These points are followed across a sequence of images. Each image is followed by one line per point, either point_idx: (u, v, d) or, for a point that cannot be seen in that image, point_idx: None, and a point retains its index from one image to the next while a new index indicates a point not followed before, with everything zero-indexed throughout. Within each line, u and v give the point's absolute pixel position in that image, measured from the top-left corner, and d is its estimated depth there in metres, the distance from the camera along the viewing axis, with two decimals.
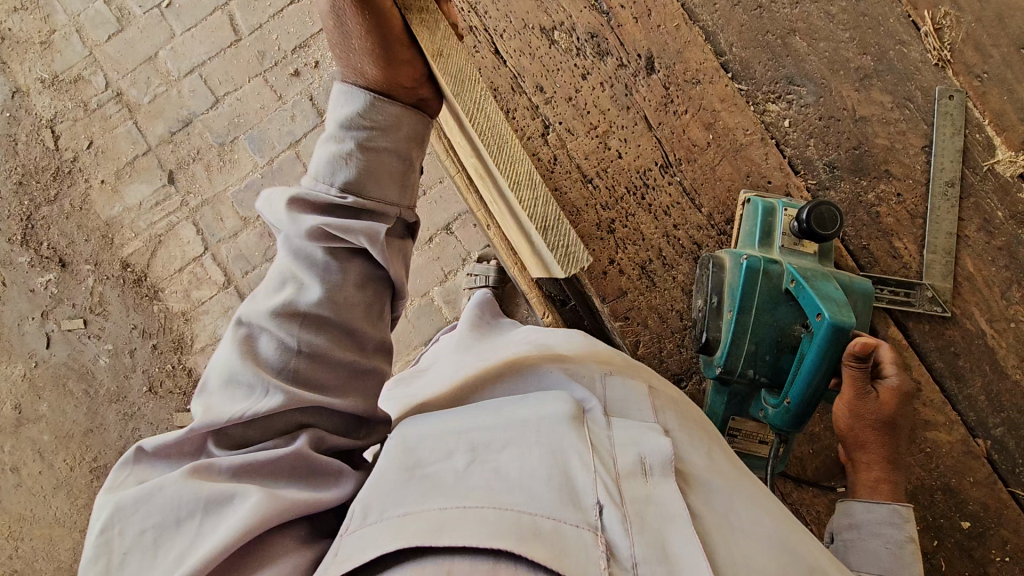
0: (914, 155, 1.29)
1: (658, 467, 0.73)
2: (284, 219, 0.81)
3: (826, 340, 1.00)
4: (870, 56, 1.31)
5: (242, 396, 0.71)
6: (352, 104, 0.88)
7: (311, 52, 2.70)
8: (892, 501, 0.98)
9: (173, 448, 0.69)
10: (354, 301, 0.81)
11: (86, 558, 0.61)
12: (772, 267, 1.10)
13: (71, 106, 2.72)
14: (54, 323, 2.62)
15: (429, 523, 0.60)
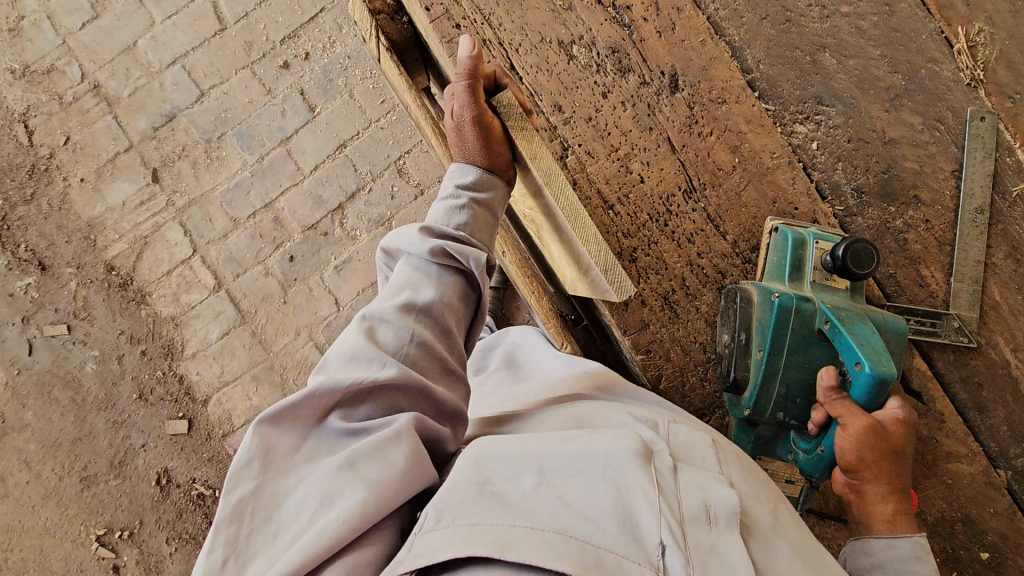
0: (943, 179, 1.25)
1: (721, 516, 0.77)
2: (415, 236, 1.02)
3: (864, 387, 1.01)
4: (901, 75, 1.25)
5: (363, 368, 0.83)
6: (465, 172, 1.11)
7: (301, 42, 2.57)
8: (911, 534, 0.96)
9: (294, 418, 0.79)
10: (451, 305, 0.99)
11: (219, 522, 0.70)
12: (804, 307, 1.08)
13: (44, 99, 2.57)
14: (36, 329, 2.52)
15: (500, 536, 0.69)
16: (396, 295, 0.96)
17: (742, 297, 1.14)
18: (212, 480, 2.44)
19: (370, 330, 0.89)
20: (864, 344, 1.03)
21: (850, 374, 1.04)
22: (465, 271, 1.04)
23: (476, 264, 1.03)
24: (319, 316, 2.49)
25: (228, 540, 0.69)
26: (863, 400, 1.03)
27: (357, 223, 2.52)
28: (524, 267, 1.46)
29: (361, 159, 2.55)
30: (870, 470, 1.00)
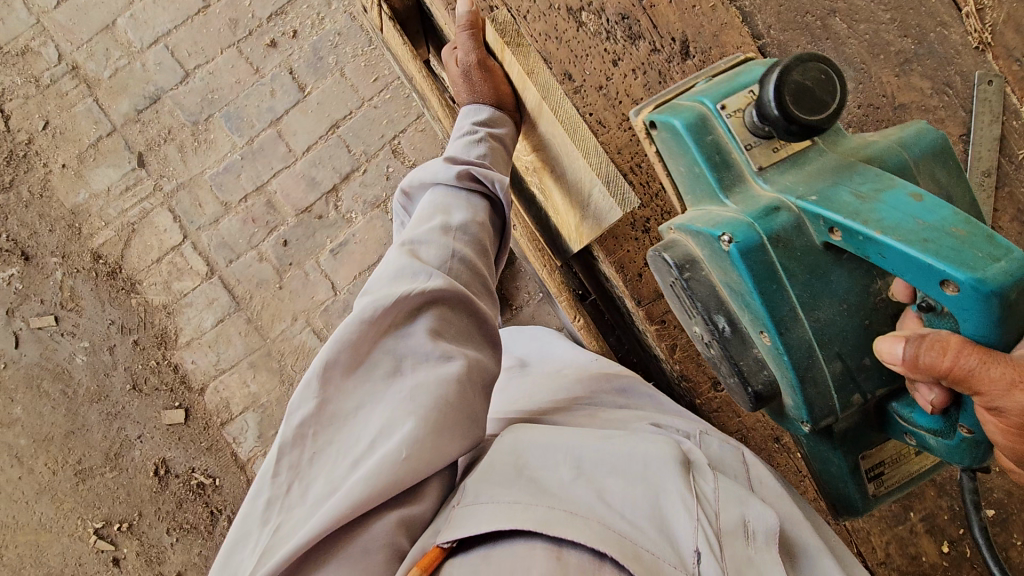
0: (952, 143, 1.26)
1: (755, 531, 0.87)
2: (440, 165, 1.13)
3: (986, 311, 0.73)
4: (911, 39, 1.26)
5: (409, 279, 0.98)
6: (479, 110, 1.21)
7: (288, 19, 2.51)
8: None
9: (348, 342, 0.92)
10: (483, 228, 1.12)
11: (290, 440, 0.87)
12: (779, 225, 0.88)
13: (20, 82, 2.49)
14: (22, 321, 2.44)
15: (541, 517, 0.81)
16: (428, 221, 1.08)
17: (690, 274, 0.98)
18: (213, 469, 2.41)
19: (412, 251, 1.02)
20: (923, 241, 0.77)
21: (951, 304, 0.77)
22: (490, 196, 1.16)
23: (499, 187, 1.14)
24: (316, 301, 2.45)
25: (295, 457, 0.87)
26: (994, 336, 0.75)
27: (352, 205, 2.48)
28: (536, 242, 1.42)
29: (354, 139, 2.49)
30: None
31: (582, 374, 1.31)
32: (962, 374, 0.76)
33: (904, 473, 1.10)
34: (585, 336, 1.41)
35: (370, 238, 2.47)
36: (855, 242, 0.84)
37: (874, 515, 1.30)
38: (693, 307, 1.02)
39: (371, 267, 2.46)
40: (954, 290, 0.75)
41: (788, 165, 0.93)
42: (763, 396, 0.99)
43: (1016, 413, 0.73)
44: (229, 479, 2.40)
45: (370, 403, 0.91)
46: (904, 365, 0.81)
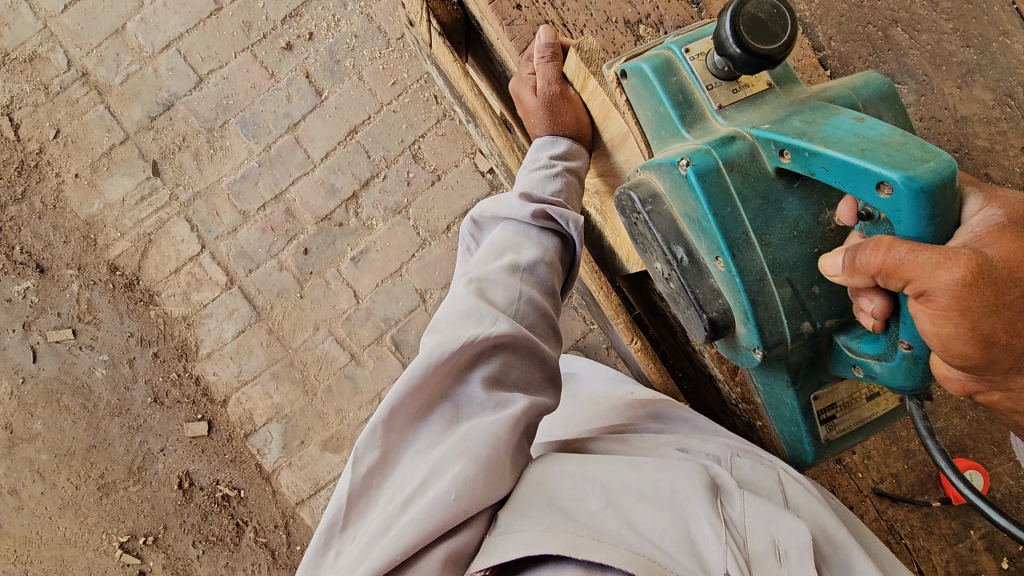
0: (1014, 156, 1.26)
1: (790, 550, 0.88)
2: (515, 201, 1.08)
3: (916, 207, 0.76)
4: (973, 49, 1.28)
5: (474, 322, 0.96)
6: (555, 143, 1.13)
7: (303, 21, 2.47)
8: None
9: (412, 385, 0.91)
10: (549, 271, 1.06)
11: (353, 482, 0.89)
12: (734, 152, 0.91)
13: (28, 89, 2.44)
14: (38, 334, 2.40)
15: (570, 542, 0.80)
16: (498, 259, 1.05)
17: (652, 206, 0.99)
18: (238, 481, 2.38)
19: (479, 290, 1.00)
20: (862, 150, 0.80)
21: (886, 207, 0.78)
22: (563, 235, 1.11)
23: (574, 228, 1.09)
24: (339, 309, 2.41)
25: (355, 499, 0.89)
26: (926, 233, 0.77)
27: (373, 211, 2.43)
28: (590, 262, 1.40)
29: (373, 145, 2.45)
30: (989, 325, 0.72)
31: (628, 404, 1.33)
32: (891, 265, 0.75)
33: (854, 419, 1.11)
34: (642, 359, 1.40)
35: (392, 246, 2.42)
36: (803, 161, 0.85)
37: (933, 534, 1.41)
38: (653, 242, 1.02)
39: (394, 274, 2.42)
40: (888, 193, 0.77)
41: (747, 103, 0.95)
42: (719, 326, 0.97)
43: (941, 290, 0.72)
44: (254, 491, 2.37)
45: (429, 446, 0.91)
46: (844, 273, 0.82)
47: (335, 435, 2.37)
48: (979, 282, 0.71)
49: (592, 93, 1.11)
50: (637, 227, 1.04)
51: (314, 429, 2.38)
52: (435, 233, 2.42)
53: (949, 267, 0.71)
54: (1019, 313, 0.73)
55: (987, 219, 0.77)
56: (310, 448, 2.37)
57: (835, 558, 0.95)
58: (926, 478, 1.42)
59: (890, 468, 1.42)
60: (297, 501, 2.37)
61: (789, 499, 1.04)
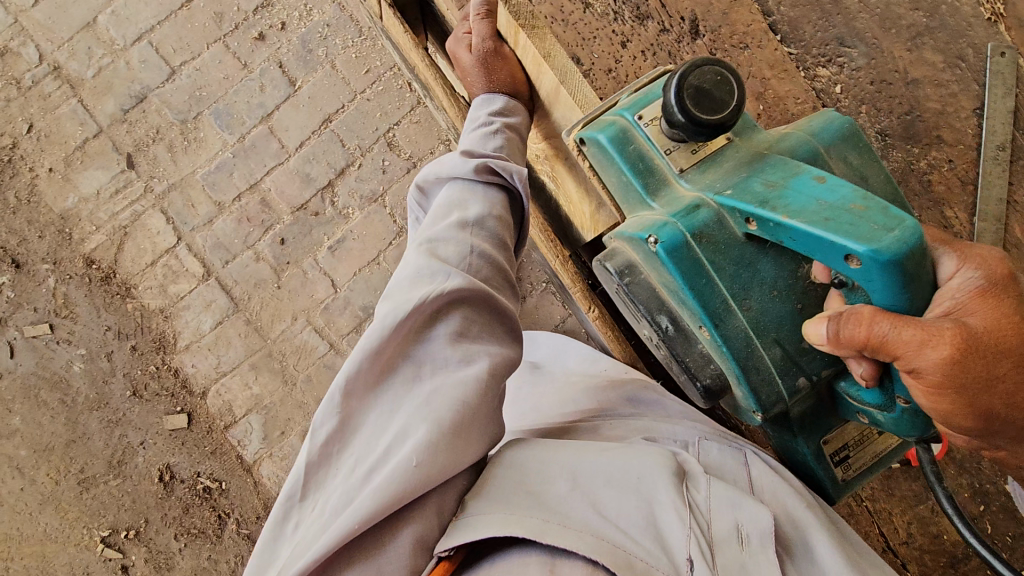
0: (966, 118, 1.27)
1: (751, 535, 0.92)
2: (457, 159, 1.09)
3: (889, 281, 0.80)
4: (923, 11, 1.30)
5: (429, 281, 0.96)
6: (492, 101, 1.17)
7: (275, 12, 2.47)
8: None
9: (369, 350, 0.91)
10: (501, 227, 1.07)
11: (314, 452, 0.89)
12: (701, 222, 0.95)
13: (0, 84, 2.43)
14: (15, 330, 2.39)
15: (536, 524, 0.81)
16: (446, 217, 1.05)
17: (631, 279, 1.04)
18: (218, 473, 2.37)
19: (430, 250, 1.00)
20: (825, 220, 0.83)
21: (859, 277, 0.82)
22: (509, 189, 1.12)
23: (518, 180, 1.10)
24: (316, 299, 2.41)
25: (316, 469, 0.89)
26: (902, 302, 0.82)
27: (348, 201, 2.43)
28: (545, 231, 1.40)
29: (348, 134, 2.45)
30: (970, 392, 0.81)
31: (598, 388, 1.34)
32: (877, 340, 0.82)
33: (869, 454, 1.15)
34: (600, 329, 1.39)
35: (369, 234, 2.43)
36: (772, 231, 0.90)
37: (895, 495, 1.39)
38: (637, 310, 1.07)
39: (371, 262, 2.42)
40: (857, 264, 0.80)
41: (705, 164, 1.00)
42: (712, 389, 1.03)
43: (931, 369, 0.79)
44: (236, 482, 2.37)
45: (391, 412, 0.91)
46: (829, 344, 0.87)
47: None
48: (964, 358, 0.79)
49: (524, 49, 1.16)
50: (621, 294, 1.10)
51: (294, 420, 2.38)
52: (411, 221, 2.43)
53: (935, 346, 0.78)
54: (1006, 383, 0.82)
55: (965, 283, 0.84)
56: (290, 438, 2.37)
57: (798, 540, 0.99)
58: None
59: None
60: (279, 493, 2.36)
61: (755, 482, 1.08)
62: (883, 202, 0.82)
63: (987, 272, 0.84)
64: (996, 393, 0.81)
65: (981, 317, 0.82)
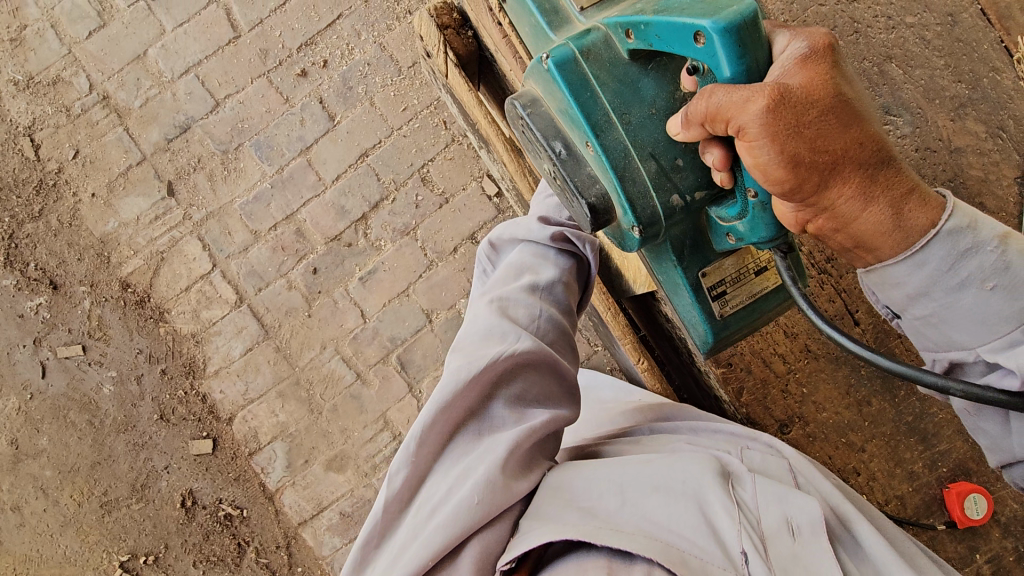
0: (1007, 186, 1.35)
1: (803, 528, 0.84)
2: (534, 225, 1.16)
3: (727, 49, 0.84)
4: (965, 83, 1.39)
5: (499, 340, 0.99)
6: None
7: (318, 50, 2.55)
8: (834, 170, 0.81)
9: (442, 405, 0.93)
10: (564, 291, 1.13)
11: (388, 501, 0.91)
12: (589, 42, 1.02)
13: (51, 111, 2.52)
14: (48, 350, 2.43)
15: (590, 530, 0.78)
16: (518, 279, 1.11)
17: (531, 108, 1.10)
18: (240, 500, 2.37)
19: (502, 309, 1.05)
20: (684, 11, 0.89)
21: (704, 54, 0.87)
22: (578, 256, 1.19)
23: (589, 249, 1.17)
24: (345, 329, 2.44)
25: (390, 517, 0.92)
26: (742, 75, 0.85)
27: (381, 233, 2.48)
28: (601, 288, 1.47)
29: (383, 168, 2.51)
30: (778, 133, 0.80)
31: (633, 408, 1.32)
32: (712, 109, 0.85)
33: (746, 294, 1.15)
34: (650, 380, 1.44)
35: (399, 266, 2.47)
36: (642, 36, 0.95)
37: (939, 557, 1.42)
38: (538, 144, 1.12)
39: (401, 294, 2.45)
40: (704, 41, 0.86)
41: (606, 3, 1.08)
42: (599, 209, 1.05)
43: (751, 121, 0.80)
44: (257, 510, 2.37)
45: (458, 461, 0.92)
46: (683, 129, 0.92)
47: (339, 455, 2.37)
48: (779, 108, 0.80)
49: None
50: (527, 138, 1.15)
51: (318, 448, 2.38)
52: (442, 255, 2.46)
53: (755, 99, 0.80)
54: (819, 132, 0.80)
55: (792, 52, 0.85)
56: (314, 467, 2.37)
57: (845, 535, 0.93)
58: (931, 501, 1.44)
59: (895, 490, 1.43)
60: (299, 522, 2.36)
61: (802, 482, 1.02)
62: None
63: (815, 42, 0.85)
64: (800, 135, 0.80)
65: (800, 75, 0.82)
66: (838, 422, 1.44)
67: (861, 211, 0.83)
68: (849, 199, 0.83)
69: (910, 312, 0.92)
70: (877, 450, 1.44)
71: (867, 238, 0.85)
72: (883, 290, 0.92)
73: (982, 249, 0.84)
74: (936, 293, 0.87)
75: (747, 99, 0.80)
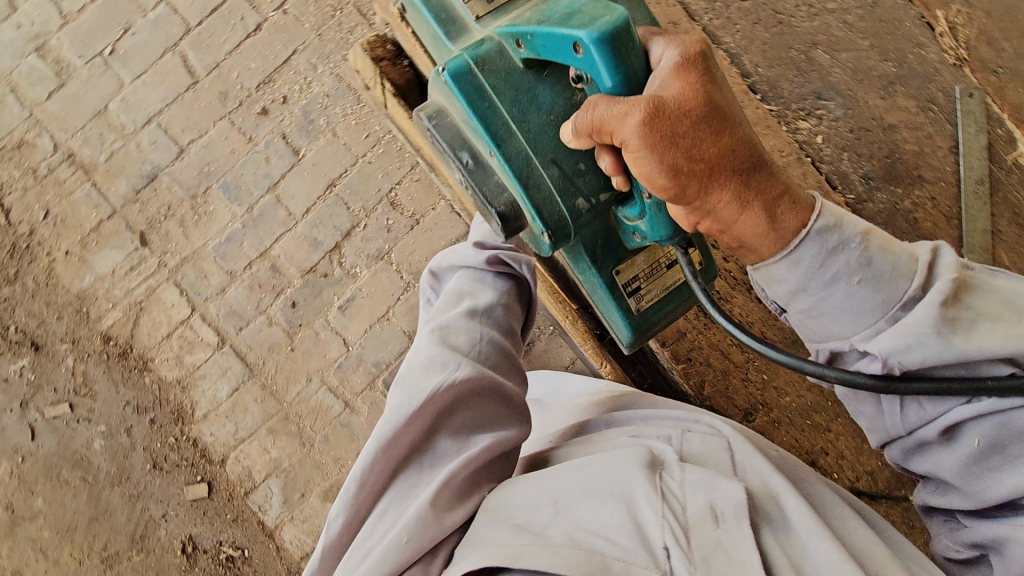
0: (942, 155, 1.42)
1: (729, 509, 0.83)
2: (470, 250, 1.24)
3: (602, 58, 0.95)
4: (892, 61, 1.46)
5: (441, 371, 1.02)
6: None
7: (277, 87, 2.58)
8: (706, 177, 0.91)
9: (383, 440, 0.96)
10: (503, 314, 1.17)
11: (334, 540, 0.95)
12: (484, 52, 1.10)
13: (18, 174, 2.55)
14: (36, 412, 2.43)
15: (514, 551, 0.79)
16: (457, 306, 1.16)
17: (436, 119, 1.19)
18: (240, 541, 2.37)
19: (442, 338, 1.09)
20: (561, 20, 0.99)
21: (583, 63, 0.98)
22: (516, 276, 1.26)
23: (527, 268, 1.24)
24: (329, 359, 2.45)
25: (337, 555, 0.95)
26: (618, 84, 0.97)
27: (355, 260, 2.50)
28: (556, 292, 1.48)
29: (351, 197, 2.53)
30: (655, 144, 0.90)
31: (588, 404, 1.32)
32: (597, 122, 0.96)
33: (659, 288, 1.27)
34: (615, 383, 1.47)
35: (376, 291, 2.48)
36: (530, 45, 1.05)
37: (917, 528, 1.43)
38: (446, 153, 1.20)
39: (381, 319, 2.47)
40: (581, 52, 0.97)
41: (498, 10, 1.15)
42: (507, 215, 1.15)
43: (631, 133, 0.91)
44: (258, 549, 2.36)
45: (400, 495, 0.94)
46: (576, 138, 1.02)
47: (335, 485, 2.37)
48: (655, 120, 0.90)
49: None
50: (438, 148, 1.24)
51: (313, 481, 2.38)
52: (417, 276, 2.48)
53: (633, 113, 0.90)
54: (692, 143, 0.90)
55: (667, 62, 0.95)
56: (310, 500, 2.37)
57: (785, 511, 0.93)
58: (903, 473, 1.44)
59: (864, 466, 1.44)
60: (302, 556, 2.35)
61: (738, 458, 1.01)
62: (606, 2, 0.97)
63: (686, 51, 0.95)
64: (674, 145, 0.90)
65: (677, 86, 0.92)
66: (801, 405, 1.46)
67: (737, 212, 0.92)
68: (727, 204, 0.92)
69: (793, 307, 0.97)
70: (843, 428, 1.45)
71: (748, 238, 0.94)
72: (769, 286, 0.97)
73: (849, 245, 0.90)
74: (811, 288, 0.92)
75: (626, 113, 0.91)
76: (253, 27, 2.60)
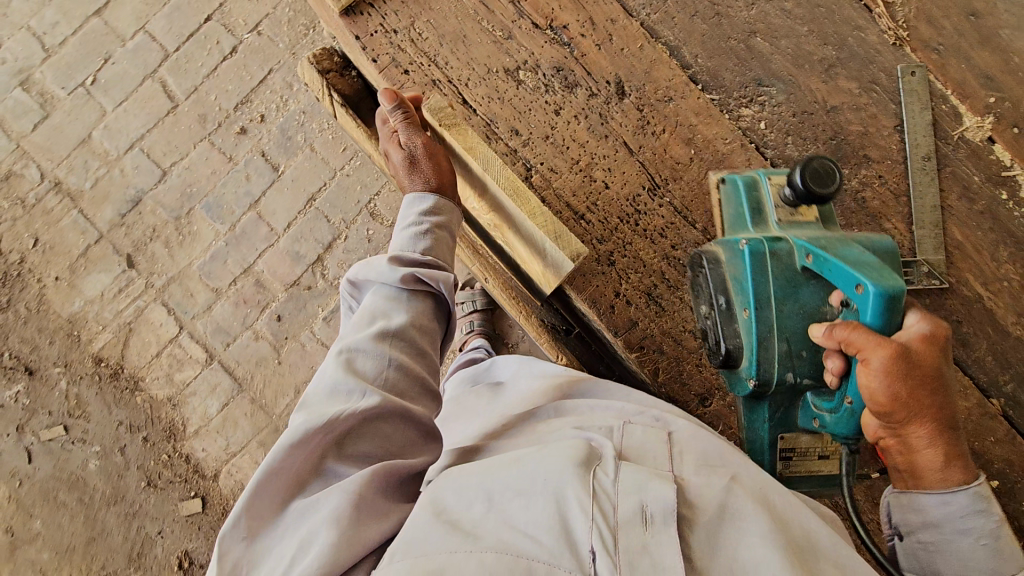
0: (888, 136, 1.36)
1: (659, 514, 0.83)
2: (384, 267, 1.18)
3: (879, 308, 0.87)
4: (832, 45, 1.40)
5: (344, 398, 0.98)
6: (424, 203, 1.32)
7: (254, 106, 2.64)
8: (917, 419, 0.87)
9: (276, 468, 0.90)
10: (417, 335, 1.14)
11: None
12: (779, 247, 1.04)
13: (8, 205, 2.61)
14: (32, 435, 2.48)
15: (436, 564, 0.76)
16: (367, 327, 1.11)
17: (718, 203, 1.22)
18: None
19: (348, 362, 1.04)
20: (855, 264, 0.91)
21: (857, 301, 0.90)
22: (433, 293, 1.23)
23: (443, 286, 1.23)
24: (316, 370, 2.47)
25: None
26: (883, 327, 0.88)
27: (338, 272, 2.53)
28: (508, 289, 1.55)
29: (331, 210, 2.57)
30: (891, 379, 0.84)
31: (531, 395, 1.29)
32: (847, 337, 0.88)
33: (806, 469, 1.13)
34: None
35: None
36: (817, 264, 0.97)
37: None
38: (707, 290, 1.17)
39: None
40: (862, 291, 0.89)
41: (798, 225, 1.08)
42: (733, 353, 1.09)
43: (878, 361, 0.84)
44: None
45: (296, 526, 0.88)
46: (821, 336, 0.93)
47: None
48: (902, 363, 0.83)
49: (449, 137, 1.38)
50: (700, 279, 1.20)
51: None
52: None
53: (884, 347, 0.84)
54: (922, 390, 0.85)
55: (918, 327, 0.87)
56: None
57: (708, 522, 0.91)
58: None
59: None
60: None
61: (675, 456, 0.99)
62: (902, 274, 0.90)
63: (939, 330, 0.88)
64: (908, 385, 0.84)
65: (916, 335, 0.86)
66: None
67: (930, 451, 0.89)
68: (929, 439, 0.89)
69: (915, 536, 0.96)
70: None
71: (923, 471, 0.92)
72: (900, 510, 0.97)
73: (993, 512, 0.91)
74: (947, 529, 0.92)
75: (876, 345, 0.84)
76: (229, 50, 2.67)
